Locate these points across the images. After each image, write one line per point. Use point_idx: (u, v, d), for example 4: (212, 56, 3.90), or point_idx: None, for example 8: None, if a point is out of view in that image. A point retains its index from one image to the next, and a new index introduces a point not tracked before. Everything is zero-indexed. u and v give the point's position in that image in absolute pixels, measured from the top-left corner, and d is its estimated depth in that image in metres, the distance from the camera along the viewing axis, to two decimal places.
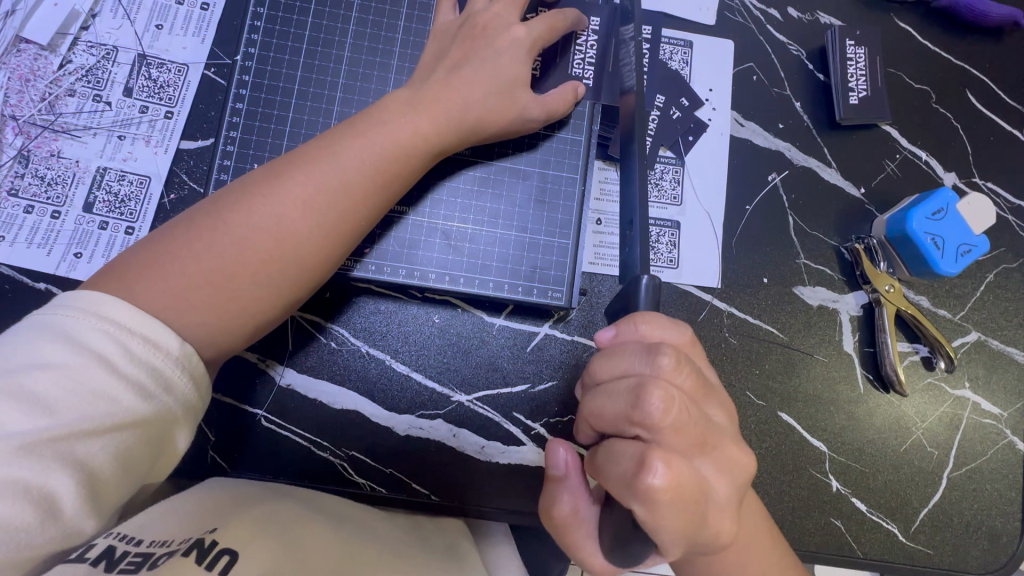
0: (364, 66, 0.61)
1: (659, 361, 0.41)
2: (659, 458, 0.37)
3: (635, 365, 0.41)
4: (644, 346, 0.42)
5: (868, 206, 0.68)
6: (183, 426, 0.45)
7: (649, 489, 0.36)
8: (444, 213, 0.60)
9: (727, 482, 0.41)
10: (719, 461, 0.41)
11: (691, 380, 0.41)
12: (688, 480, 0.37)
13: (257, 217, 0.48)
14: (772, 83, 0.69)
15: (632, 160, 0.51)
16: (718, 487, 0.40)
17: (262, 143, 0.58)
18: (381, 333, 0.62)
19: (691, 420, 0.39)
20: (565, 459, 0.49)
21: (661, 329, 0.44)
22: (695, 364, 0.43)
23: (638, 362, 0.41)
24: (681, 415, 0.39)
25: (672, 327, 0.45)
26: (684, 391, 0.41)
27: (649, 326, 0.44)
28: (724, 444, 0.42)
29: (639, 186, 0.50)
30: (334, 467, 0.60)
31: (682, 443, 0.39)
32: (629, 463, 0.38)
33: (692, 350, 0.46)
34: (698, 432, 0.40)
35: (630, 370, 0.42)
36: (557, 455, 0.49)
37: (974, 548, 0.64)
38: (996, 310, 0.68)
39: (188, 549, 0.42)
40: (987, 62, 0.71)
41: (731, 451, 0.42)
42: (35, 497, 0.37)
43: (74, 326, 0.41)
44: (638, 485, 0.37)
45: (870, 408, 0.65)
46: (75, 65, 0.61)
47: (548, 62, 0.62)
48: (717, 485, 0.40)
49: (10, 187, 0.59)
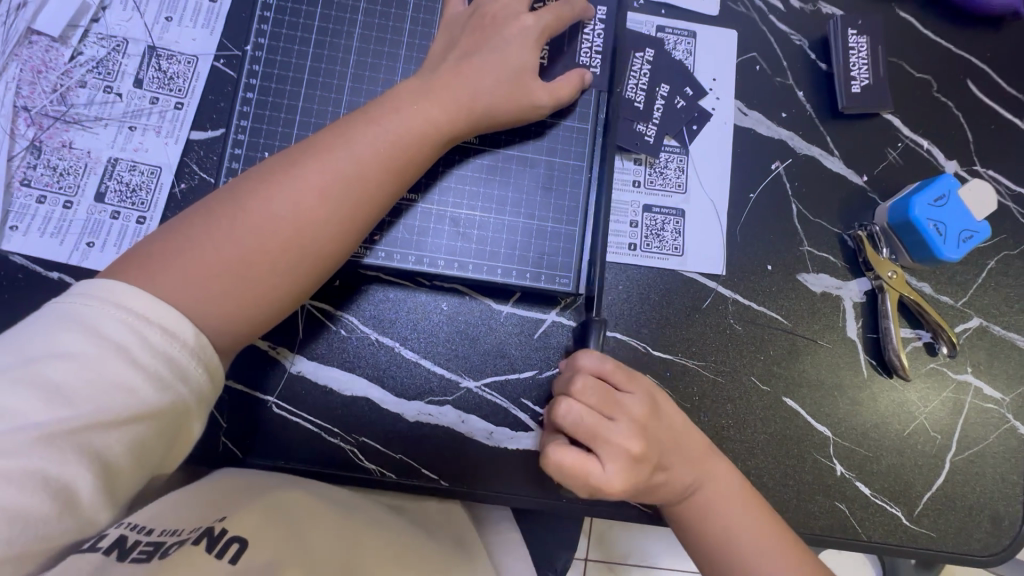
0: (373, 56, 0.61)
1: (572, 383, 0.52)
2: (559, 444, 0.50)
3: (561, 386, 0.54)
4: (569, 370, 0.54)
5: (870, 193, 0.69)
6: (196, 415, 0.45)
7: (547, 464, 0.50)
8: (453, 200, 0.61)
9: (623, 471, 0.49)
10: (614, 452, 0.49)
11: (597, 392, 0.51)
12: (580, 465, 0.49)
13: (275, 204, 0.49)
14: (775, 73, 0.70)
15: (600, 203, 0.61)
16: (613, 474, 0.49)
17: (272, 132, 0.59)
18: (390, 320, 0.63)
19: (588, 421, 0.50)
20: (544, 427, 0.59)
21: (589, 359, 0.53)
22: (618, 381, 0.53)
23: (561, 382, 0.54)
24: (578, 417, 0.50)
25: (601, 359, 0.53)
26: (591, 403, 0.51)
27: (580, 358, 0.54)
28: (623, 441, 0.50)
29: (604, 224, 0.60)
30: (345, 453, 0.60)
31: (579, 437, 0.50)
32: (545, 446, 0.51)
33: (622, 371, 0.53)
34: (591, 429, 0.50)
35: (558, 388, 0.54)
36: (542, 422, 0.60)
37: (976, 531, 0.64)
38: (997, 296, 0.68)
39: (198, 537, 0.43)
40: (988, 50, 0.71)
41: (628, 446, 0.50)
42: (54, 488, 0.38)
43: (93, 315, 0.42)
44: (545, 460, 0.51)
45: (873, 393, 0.66)
46: (86, 57, 0.62)
47: (555, 51, 0.63)
48: (611, 472, 0.49)
49: (23, 177, 0.60)
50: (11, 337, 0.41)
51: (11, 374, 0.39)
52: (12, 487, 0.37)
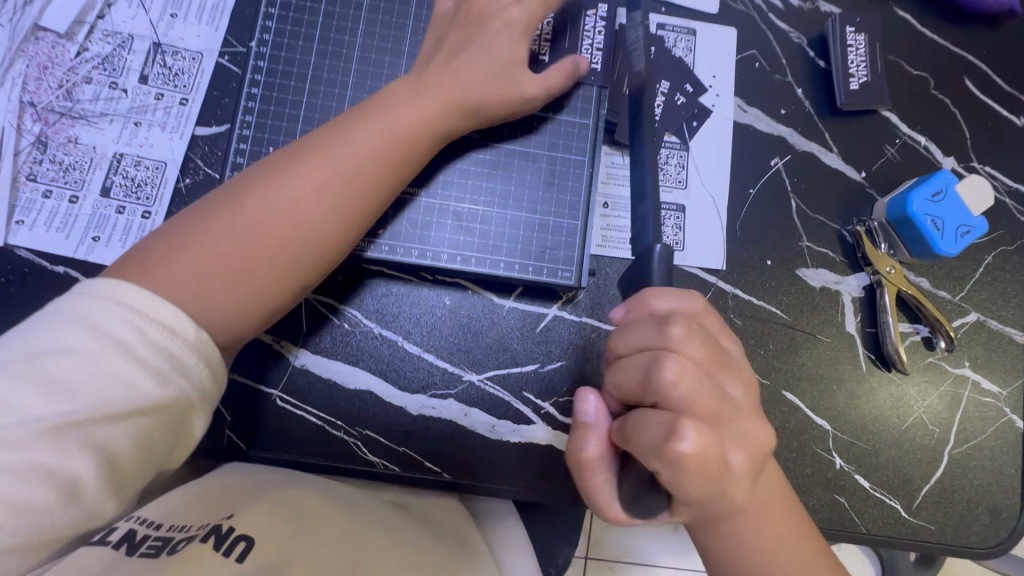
0: (377, 52, 0.62)
1: (671, 331, 0.43)
2: (689, 426, 0.38)
3: (649, 338, 0.43)
4: (658, 320, 0.44)
5: (869, 189, 0.69)
6: (199, 411, 0.46)
7: (675, 457, 0.37)
8: (456, 195, 0.61)
9: (744, 454, 0.42)
10: (734, 432, 0.42)
11: (704, 351, 0.43)
12: (713, 452, 0.39)
13: (273, 200, 0.49)
14: (774, 69, 0.71)
15: (642, 147, 0.55)
16: (733, 458, 0.41)
17: (277, 127, 0.60)
18: (393, 314, 0.63)
19: (708, 390, 0.41)
20: (596, 407, 0.47)
21: (674, 302, 0.46)
22: (708, 334, 0.45)
23: (650, 334, 0.43)
24: (696, 384, 0.40)
25: (686, 301, 0.46)
26: (699, 362, 0.42)
27: (659, 301, 0.45)
28: (740, 417, 0.43)
29: (653, 169, 0.53)
30: (349, 446, 0.61)
31: (699, 413, 0.40)
32: (658, 431, 0.39)
33: (709, 321, 0.46)
34: (713, 401, 0.41)
35: (641, 343, 0.44)
36: (587, 402, 0.47)
37: (974, 523, 0.65)
38: (994, 291, 0.69)
39: (206, 535, 0.44)
40: (984, 49, 0.72)
41: (744, 424, 0.43)
42: (58, 480, 0.39)
43: (96, 311, 0.42)
44: (667, 452, 0.38)
45: (871, 386, 0.66)
46: (92, 53, 0.62)
47: (552, 44, 0.63)
48: (732, 455, 0.42)
49: (29, 172, 0.60)
50: (18, 334, 0.42)
51: (16, 369, 0.39)
52: (13, 477, 0.37)
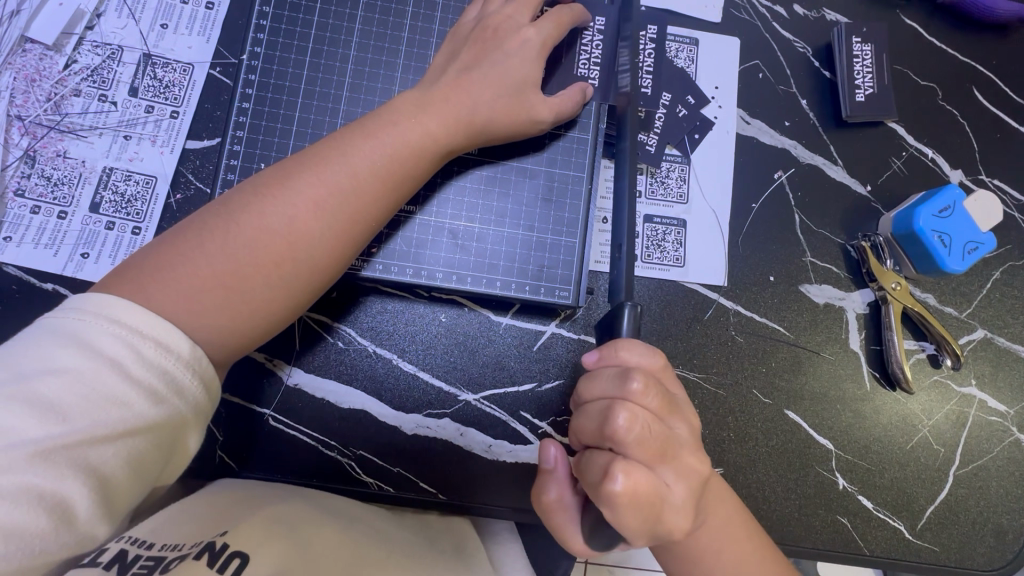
0: (371, 65, 0.60)
1: (629, 384, 0.43)
2: (621, 467, 0.40)
3: (609, 388, 0.44)
4: (618, 370, 0.45)
5: (873, 203, 0.68)
6: (192, 428, 0.44)
7: (609, 495, 0.40)
8: (451, 212, 0.60)
9: (689, 492, 0.43)
10: (678, 470, 0.43)
11: (659, 400, 0.44)
12: (647, 489, 0.40)
13: (268, 218, 0.48)
14: (778, 80, 0.69)
15: (621, 182, 0.54)
16: (676, 494, 0.42)
17: (269, 142, 0.58)
18: (388, 332, 0.62)
19: (656, 434, 0.42)
20: (555, 456, 0.50)
21: (638, 355, 0.46)
22: (665, 386, 0.46)
23: (611, 386, 0.44)
24: (645, 431, 0.42)
25: (649, 354, 0.46)
26: (652, 410, 0.43)
27: (628, 352, 0.45)
28: (684, 453, 0.44)
29: (628, 211, 0.53)
30: (342, 466, 0.60)
31: (645, 456, 0.42)
32: (599, 469, 0.41)
33: (666, 373, 0.47)
34: (660, 444, 0.42)
35: (604, 393, 0.45)
36: (548, 452, 0.51)
37: (980, 545, 0.64)
38: (1002, 307, 0.68)
39: (200, 552, 0.43)
40: (994, 58, 0.70)
41: (689, 461, 0.44)
42: (49, 504, 0.37)
43: (86, 329, 0.41)
44: (602, 491, 0.40)
45: (876, 406, 0.65)
46: (80, 65, 0.61)
47: (602, 68, 0.62)
48: (675, 492, 0.43)
49: (17, 187, 0.59)
50: (4, 354, 0.40)
51: (4, 391, 0.38)
52: (3, 503, 0.36)
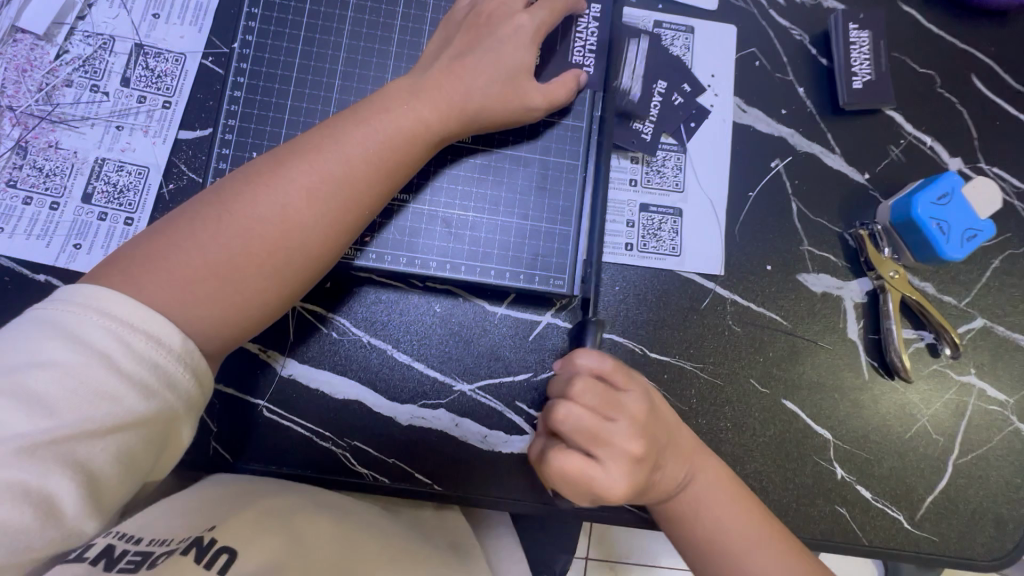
0: (364, 53, 0.60)
1: (570, 382, 0.48)
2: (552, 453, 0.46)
3: (558, 387, 0.50)
4: (567, 371, 0.49)
5: (871, 192, 0.67)
6: (184, 421, 0.44)
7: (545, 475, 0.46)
8: (445, 201, 0.60)
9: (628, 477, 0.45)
10: (615, 457, 0.46)
11: (597, 394, 0.47)
12: (574, 472, 0.45)
13: (261, 207, 0.48)
14: (774, 68, 0.68)
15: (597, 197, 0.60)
16: (612, 479, 0.45)
17: (261, 131, 0.58)
18: (382, 323, 0.62)
19: (590, 426, 0.46)
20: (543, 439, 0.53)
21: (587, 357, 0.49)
22: (615, 382, 0.49)
23: (558, 385, 0.50)
24: (578, 423, 0.46)
25: (600, 355, 0.49)
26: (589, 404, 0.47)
27: (579, 355, 0.50)
28: (625, 442, 0.46)
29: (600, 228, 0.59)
30: (336, 457, 0.60)
31: (580, 444, 0.46)
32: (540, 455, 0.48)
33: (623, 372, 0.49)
34: (592, 434, 0.46)
35: (555, 391, 0.50)
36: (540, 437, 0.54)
37: (979, 535, 0.63)
38: (1001, 296, 0.67)
39: (187, 547, 0.42)
40: (993, 45, 0.70)
41: (629, 449, 0.46)
42: (34, 499, 0.37)
43: (75, 322, 0.41)
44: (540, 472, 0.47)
45: (874, 395, 0.65)
46: (72, 55, 0.61)
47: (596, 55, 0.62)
48: (611, 477, 0.45)
49: (9, 178, 0.59)
50: None
51: None
52: None
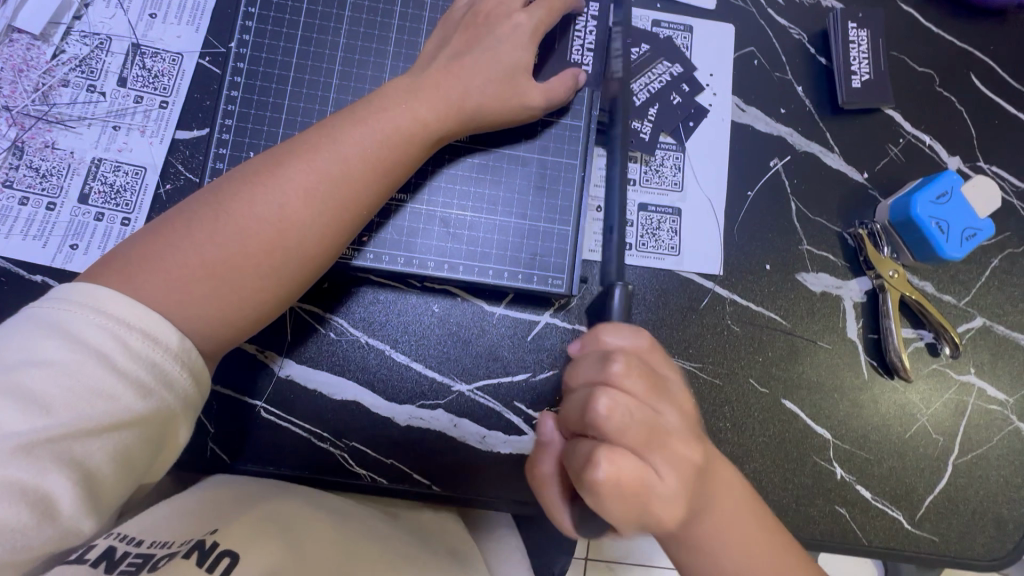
0: (361, 52, 0.60)
1: (612, 367, 0.43)
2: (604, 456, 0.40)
3: (591, 373, 0.44)
4: (601, 354, 0.44)
5: (870, 190, 0.67)
6: (182, 421, 0.44)
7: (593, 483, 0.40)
8: (443, 200, 0.60)
9: (678, 478, 0.43)
10: (668, 456, 0.42)
11: (644, 384, 0.43)
12: (630, 477, 0.40)
13: (258, 206, 0.47)
14: (773, 67, 0.68)
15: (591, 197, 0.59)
16: (667, 481, 0.42)
17: (258, 131, 0.58)
18: (380, 323, 0.61)
19: (642, 421, 0.42)
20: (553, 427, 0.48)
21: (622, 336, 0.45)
22: (654, 368, 0.45)
23: (591, 371, 0.44)
24: (627, 417, 0.41)
25: (633, 335, 0.46)
26: (637, 395, 0.42)
27: (611, 335, 0.45)
28: (674, 440, 0.43)
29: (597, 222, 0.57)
30: (334, 458, 0.59)
31: (631, 443, 0.41)
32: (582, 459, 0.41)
33: (656, 354, 0.46)
34: (644, 431, 0.42)
35: (584, 378, 0.44)
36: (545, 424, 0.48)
37: (979, 535, 0.63)
38: (1001, 295, 0.67)
39: (188, 551, 0.42)
40: (991, 44, 0.70)
41: (680, 447, 0.43)
42: (31, 499, 0.36)
43: (72, 320, 0.40)
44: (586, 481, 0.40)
45: (874, 395, 0.64)
46: (68, 55, 0.61)
47: (595, 54, 0.62)
48: (665, 480, 0.42)
49: (5, 179, 0.58)
50: None
51: None
52: None
